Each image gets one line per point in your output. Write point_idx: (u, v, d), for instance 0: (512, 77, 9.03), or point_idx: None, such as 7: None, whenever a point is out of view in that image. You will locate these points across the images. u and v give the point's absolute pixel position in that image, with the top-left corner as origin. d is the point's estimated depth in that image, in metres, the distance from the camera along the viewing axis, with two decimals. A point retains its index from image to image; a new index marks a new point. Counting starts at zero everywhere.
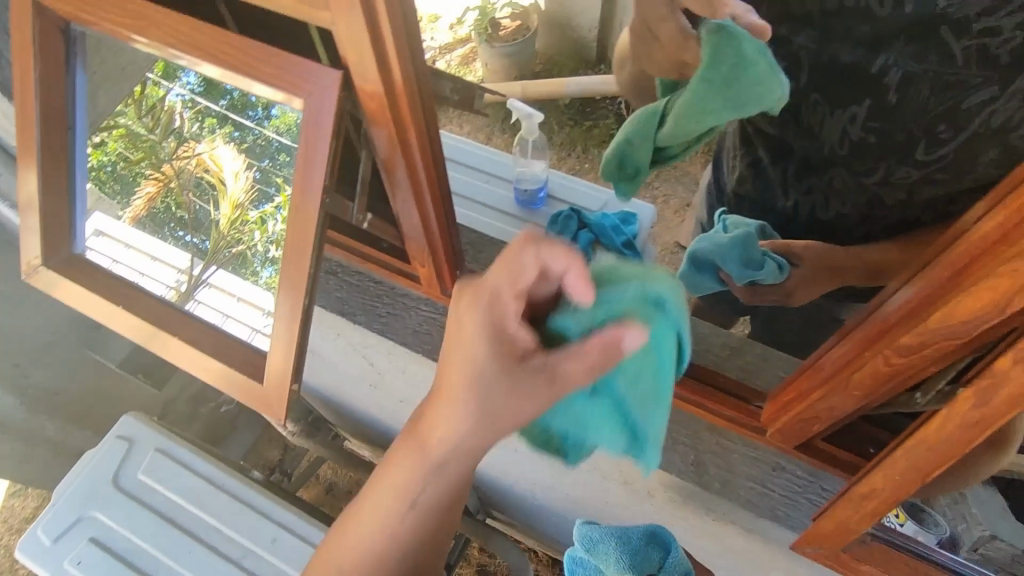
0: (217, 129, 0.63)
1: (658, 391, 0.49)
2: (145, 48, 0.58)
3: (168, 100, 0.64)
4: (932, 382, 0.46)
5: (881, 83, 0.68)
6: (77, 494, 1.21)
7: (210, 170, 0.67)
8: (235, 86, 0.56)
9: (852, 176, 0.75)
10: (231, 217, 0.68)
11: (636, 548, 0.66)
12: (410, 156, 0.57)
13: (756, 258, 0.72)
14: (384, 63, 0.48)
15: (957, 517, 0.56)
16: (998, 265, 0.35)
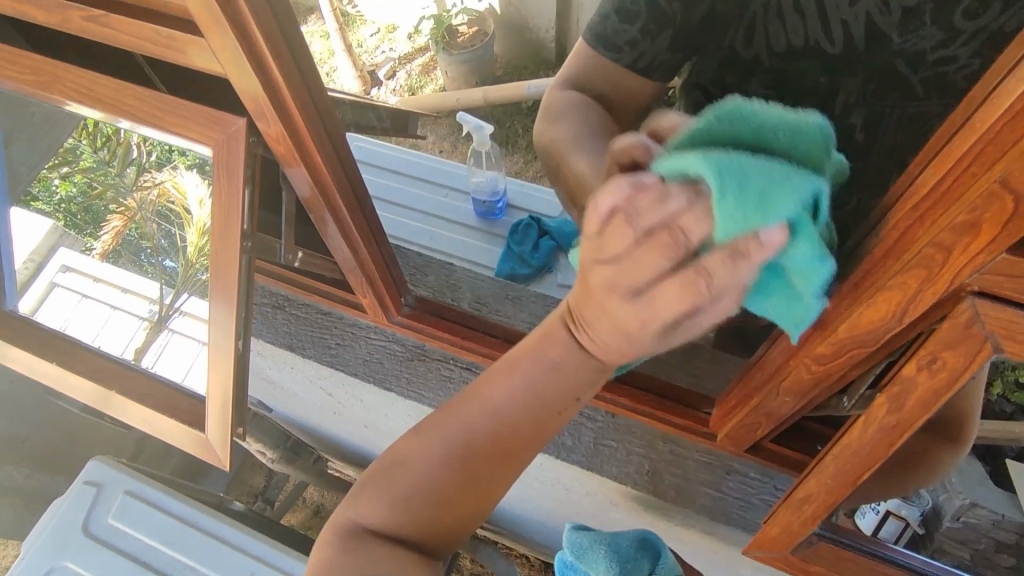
0: (176, 156, 0.56)
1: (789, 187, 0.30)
2: (75, 109, 0.57)
3: (122, 134, 0.58)
4: (856, 386, 0.47)
5: (847, 125, 0.67)
6: (47, 545, 1.19)
7: (174, 198, 0.61)
8: (149, 134, 0.55)
9: None
10: (198, 244, 0.60)
11: (625, 554, 0.71)
12: (330, 196, 0.57)
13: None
14: (284, 109, 0.48)
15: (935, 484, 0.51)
16: (890, 277, 0.35)
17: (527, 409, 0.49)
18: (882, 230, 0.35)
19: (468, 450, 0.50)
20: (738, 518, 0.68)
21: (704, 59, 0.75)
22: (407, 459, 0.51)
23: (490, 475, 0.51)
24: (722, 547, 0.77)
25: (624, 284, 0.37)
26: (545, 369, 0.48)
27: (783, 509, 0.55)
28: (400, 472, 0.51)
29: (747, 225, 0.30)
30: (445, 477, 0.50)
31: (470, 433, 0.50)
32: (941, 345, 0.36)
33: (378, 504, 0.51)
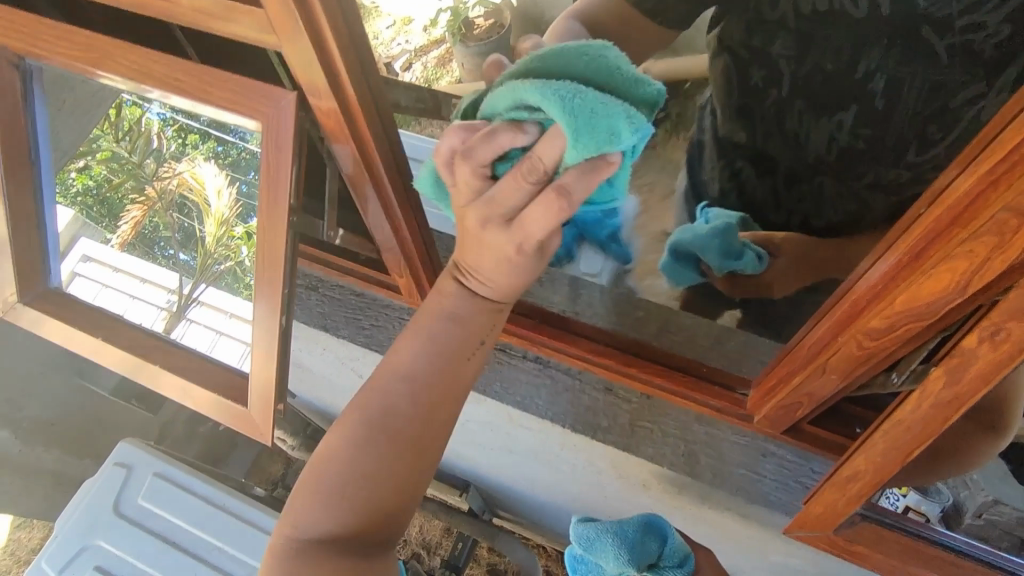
0: (199, 145, 0.61)
1: (612, 122, 0.37)
2: (110, 82, 0.58)
3: (147, 119, 0.61)
4: (907, 362, 0.46)
5: (868, 89, 0.72)
6: (80, 524, 1.22)
7: (192, 188, 0.64)
8: (198, 112, 0.56)
9: (839, 181, 0.82)
10: (217, 234, 0.65)
11: (636, 541, 0.72)
12: (375, 171, 0.57)
13: (737, 248, 0.86)
14: (337, 84, 0.48)
15: (957, 483, 0.54)
16: (954, 247, 0.35)
17: (433, 364, 0.53)
18: (947, 198, 0.34)
19: (385, 420, 0.52)
20: (775, 499, 0.69)
21: (732, 17, 0.81)
22: (332, 455, 0.52)
23: (415, 442, 0.52)
24: (755, 528, 0.77)
25: (499, 213, 0.45)
26: (446, 320, 0.53)
27: (827, 488, 0.55)
28: (331, 467, 0.52)
29: (596, 146, 0.37)
30: (370, 454, 0.51)
31: (383, 405, 0.52)
32: (1009, 315, 0.36)
33: (322, 507, 0.52)
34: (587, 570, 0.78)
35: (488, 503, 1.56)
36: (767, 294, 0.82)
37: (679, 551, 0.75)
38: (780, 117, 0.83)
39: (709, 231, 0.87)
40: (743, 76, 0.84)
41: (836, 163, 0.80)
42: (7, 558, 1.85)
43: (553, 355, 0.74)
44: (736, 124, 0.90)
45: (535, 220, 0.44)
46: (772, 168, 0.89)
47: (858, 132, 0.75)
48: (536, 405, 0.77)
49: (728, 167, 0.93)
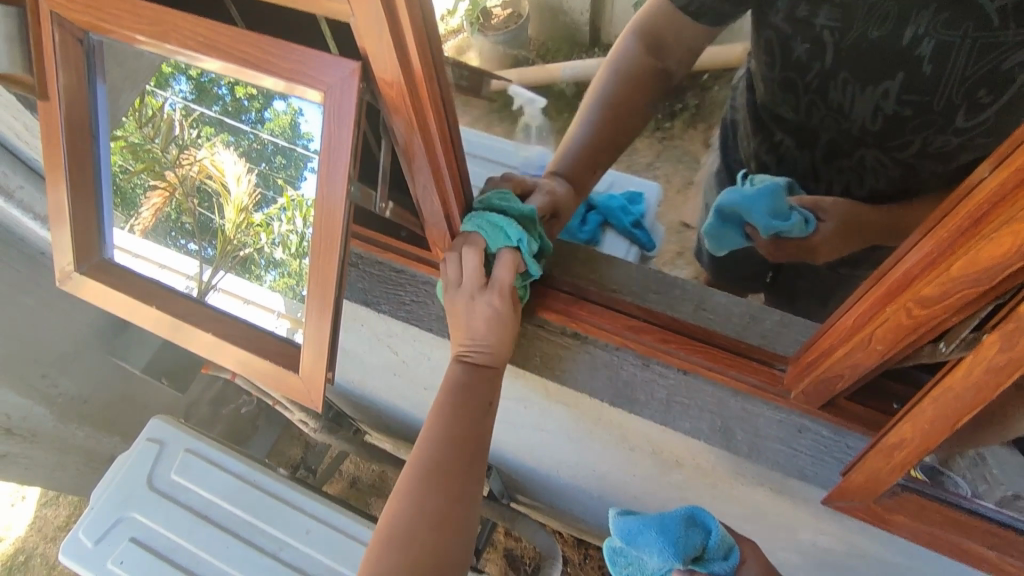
0: (214, 136, 0.67)
1: (501, 230, 0.67)
2: (151, 49, 0.60)
3: (167, 109, 0.67)
4: (954, 332, 0.47)
5: (914, 56, 0.73)
6: (114, 498, 1.24)
7: (211, 175, 0.71)
8: (236, 77, 0.58)
9: (882, 151, 0.85)
10: (236, 221, 0.71)
11: (681, 534, 0.74)
12: (430, 140, 0.59)
13: (785, 210, 0.90)
14: (403, 54, 0.50)
15: (977, 477, 0.56)
16: (1020, 210, 0.36)
17: (462, 426, 0.65)
18: (1018, 160, 0.35)
19: (433, 476, 0.62)
20: (812, 474, 0.70)
21: None
22: (400, 509, 0.61)
23: (461, 490, 0.62)
24: (786, 503, 0.78)
25: (477, 287, 0.65)
26: (457, 387, 0.67)
27: (869, 456, 0.56)
28: (399, 521, 0.61)
29: (501, 242, 0.67)
30: (429, 504, 0.61)
31: (431, 461, 0.63)
32: None
33: (396, 560, 0.59)
34: (627, 563, 0.77)
35: (507, 488, 1.59)
36: (811, 258, 0.94)
37: (721, 547, 0.77)
38: (825, 88, 0.84)
39: (757, 193, 0.91)
40: (785, 49, 0.85)
41: (881, 131, 0.82)
42: (35, 535, 1.90)
43: (596, 332, 0.74)
44: (776, 95, 0.91)
45: (501, 282, 0.66)
46: (813, 140, 0.92)
47: (905, 99, 0.77)
48: (577, 379, 0.77)
49: (769, 140, 0.98)
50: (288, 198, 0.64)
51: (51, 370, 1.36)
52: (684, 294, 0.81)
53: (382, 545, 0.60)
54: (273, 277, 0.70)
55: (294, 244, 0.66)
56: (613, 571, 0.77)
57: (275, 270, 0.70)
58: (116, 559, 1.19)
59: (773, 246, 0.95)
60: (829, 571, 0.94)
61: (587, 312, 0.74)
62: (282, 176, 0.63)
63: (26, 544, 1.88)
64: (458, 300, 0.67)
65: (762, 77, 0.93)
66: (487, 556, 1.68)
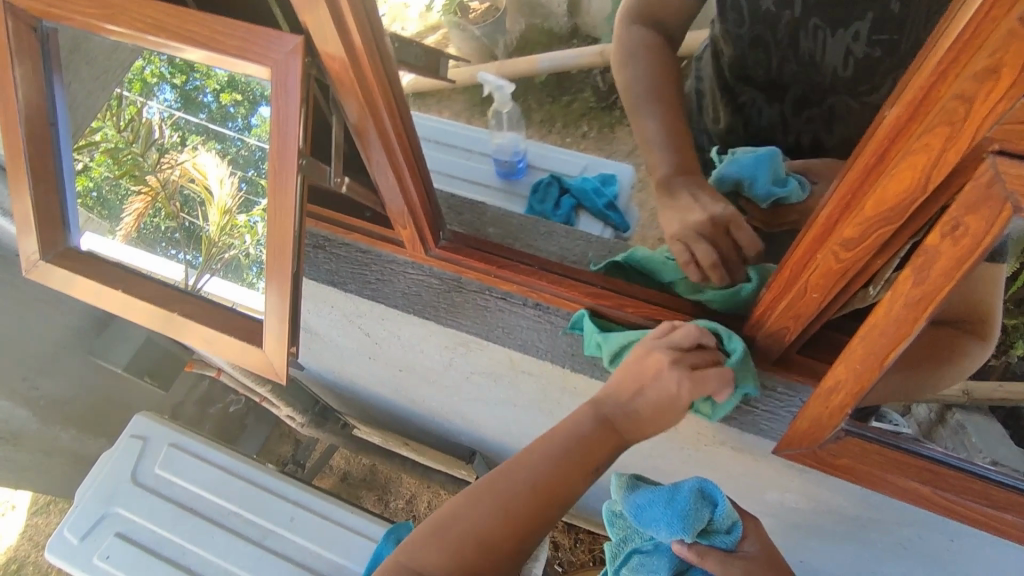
0: (200, 143, 0.69)
1: (732, 341, 0.65)
2: (117, 37, 0.61)
3: (146, 117, 0.70)
4: (881, 273, 0.49)
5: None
6: (99, 494, 1.25)
7: (194, 179, 0.72)
8: (218, 69, 0.60)
9: (854, 98, 0.86)
10: (220, 224, 0.72)
11: (691, 513, 0.67)
12: (379, 120, 0.61)
13: (783, 175, 0.84)
14: (343, 28, 0.52)
15: (958, 445, 0.58)
16: (913, 142, 0.38)
17: (557, 478, 0.64)
18: (909, 92, 0.37)
19: (508, 504, 0.62)
20: (767, 428, 0.71)
21: None
22: (458, 514, 0.62)
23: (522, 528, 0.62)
24: (750, 461, 0.81)
25: (689, 360, 0.63)
26: (582, 429, 0.67)
27: (812, 402, 0.61)
28: (451, 527, 0.62)
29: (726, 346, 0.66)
30: (488, 529, 0.61)
31: (509, 492, 0.63)
32: (965, 209, 0.39)
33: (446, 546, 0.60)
34: (625, 525, 0.76)
35: None
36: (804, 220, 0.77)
37: (726, 517, 0.72)
38: (797, 36, 0.86)
39: (753, 163, 0.86)
40: (753, 3, 0.88)
41: (853, 76, 0.84)
42: (27, 543, 1.90)
43: (554, 300, 0.76)
44: (746, 51, 0.94)
45: (708, 376, 0.62)
46: (783, 94, 0.95)
47: (876, 39, 0.79)
48: (538, 349, 0.80)
49: (734, 102, 1.01)
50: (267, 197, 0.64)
51: (32, 372, 1.36)
52: None
53: (437, 525, 0.62)
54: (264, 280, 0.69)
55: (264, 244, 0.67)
56: (609, 530, 0.77)
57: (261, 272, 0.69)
58: (101, 553, 1.20)
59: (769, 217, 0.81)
60: (801, 533, 0.96)
61: (574, 292, 0.74)
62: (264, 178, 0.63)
63: (18, 553, 1.88)
64: (659, 354, 0.63)
65: (730, 38, 0.95)
66: None
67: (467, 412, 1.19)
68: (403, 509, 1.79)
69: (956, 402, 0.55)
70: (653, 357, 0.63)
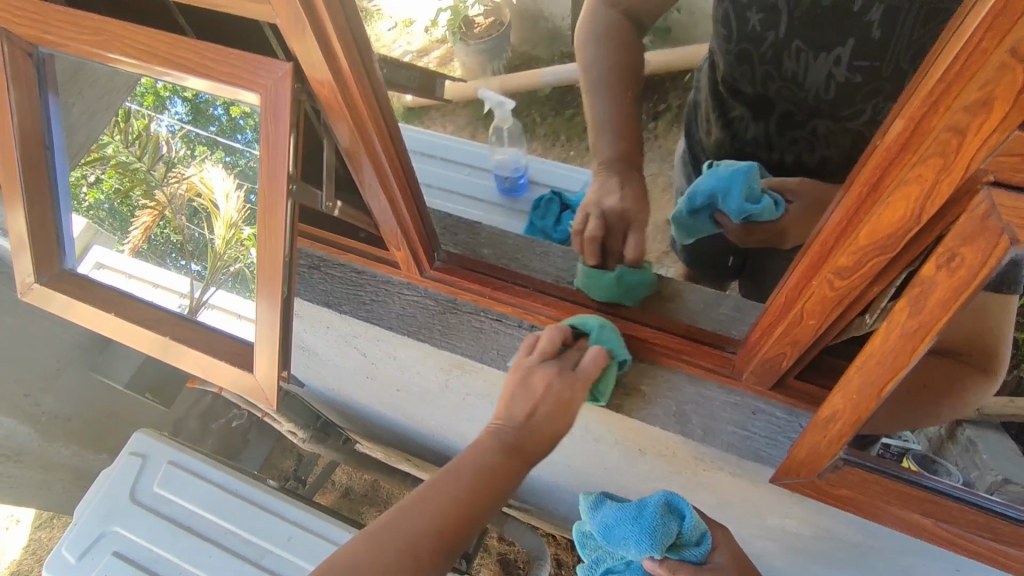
0: (207, 154, 0.69)
1: (587, 322, 0.71)
2: (116, 64, 0.61)
3: (155, 129, 0.70)
4: (877, 301, 0.48)
5: (864, 20, 0.75)
6: (97, 512, 1.25)
7: (202, 193, 0.72)
8: (231, 97, 0.58)
9: (833, 122, 0.84)
10: (225, 237, 0.71)
11: (659, 526, 0.68)
12: (371, 144, 0.61)
13: (756, 193, 0.89)
14: (329, 54, 0.52)
15: (968, 465, 0.56)
16: (906, 173, 0.37)
17: (467, 503, 0.59)
18: (900, 122, 0.37)
19: (415, 538, 0.56)
20: (767, 456, 0.67)
21: None
22: (355, 554, 0.53)
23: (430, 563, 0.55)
24: (751, 487, 0.79)
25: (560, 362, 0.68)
26: (484, 455, 0.63)
27: (810, 431, 0.59)
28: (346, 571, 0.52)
29: (587, 329, 0.71)
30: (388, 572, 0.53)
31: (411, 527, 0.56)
32: (959, 241, 0.38)
33: None
34: (597, 546, 0.77)
35: None
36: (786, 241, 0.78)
37: (695, 529, 0.72)
38: (781, 55, 0.86)
39: (730, 177, 0.91)
40: (740, 20, 0.87)
41: (833, 99, 0.83)
42: (30, 558, 1.89)
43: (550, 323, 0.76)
44: (733, 66, 0.94)
45: (586, 368, 0.67)
46: (769, 111, 0.94)
47: (856, 65, 0.77)
48: None
49: (724, 115, 1.01)
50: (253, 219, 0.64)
51: (32, 389, 1.36)
52: None
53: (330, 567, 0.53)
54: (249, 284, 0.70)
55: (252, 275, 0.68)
56: (581, 552, 0.77)
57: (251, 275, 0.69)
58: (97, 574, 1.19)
59: (743, 231, 0.93)
60: (805, 558, 0.94)
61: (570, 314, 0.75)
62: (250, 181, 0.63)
63: (21, 567, 1.87)
64: (536, 367, 0.68)
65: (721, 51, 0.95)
66: (481, 562, 1.67)
67: (466, 432, 1.17)
68: None
69: (967, 418, 0.55)
70: (532, 369, 0.68)
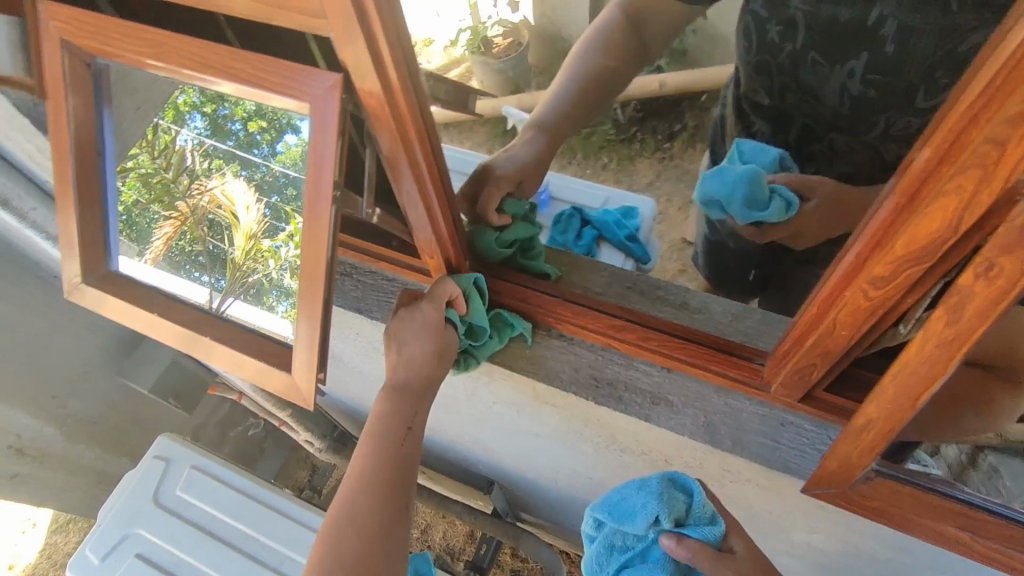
0: (225, 167, 0.71)
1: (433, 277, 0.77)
2: (158, 72, 0.64)
3: (179, 143, 0.72)
4: (912, 311, 0.49)
5: (880, 34, 0.75)
6: (121, 514, 1.26)
7: (221, 205, 0.73)
8: (248, 99, 0.62)
9: (851, 137, 0.88)
10: (245, 249, 0.74)
11: (663, 494, 0.70)
12: (412, 153, 0.63)
13: (763, 200, 0.85)
14: (380, 66, 0.54)
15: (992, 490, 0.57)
16: (945, 183, 0.38)
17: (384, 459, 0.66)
18: (939, 134, 0.38)
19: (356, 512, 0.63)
20: (795, 467, 0.69)
21: None
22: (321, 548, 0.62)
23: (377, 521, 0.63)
24: (776, 501, 0.80)
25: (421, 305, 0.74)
26: (385, 417, 0.69)
27: (841, 441, 0.59)
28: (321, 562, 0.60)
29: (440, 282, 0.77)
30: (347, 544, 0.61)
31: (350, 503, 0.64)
32: (999, 250, 0.39)
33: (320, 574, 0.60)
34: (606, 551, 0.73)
35: (511, 506, 1.62)
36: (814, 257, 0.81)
37: (704, 509, 0.71)
38: (797, 67, 0.86)
39: (738, 177, 0.85)
40: (762, 33, 0.88)
41: (849, 111, 0.85)
42: (45, 562, 1.91)
43: (582, 332, 0.78)
44: (752, 76, 0.95)
45: (445, 293, 0.74)
46: (789, 122, 0.96)
47: (870, 80, 0.79)
48: (562, 380, 0.78)
49: (746, 130, 1.03)
50: (296, 227, 0.66)
51: (61, 391, 1.38)
52: (669, 295, 0.85)
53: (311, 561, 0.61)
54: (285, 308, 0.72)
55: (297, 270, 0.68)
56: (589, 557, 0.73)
57: (286, 300, 0.71)
58: None
59: (756, 230, 0.91)
60: None
61: (600, 324, 0.76)
62: (291, 206, 0.65)
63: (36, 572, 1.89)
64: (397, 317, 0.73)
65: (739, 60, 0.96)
66: None
67: (487, 443, 1.18)
68: (419, 539, 1.77)
69: (988, 442, 0.56)
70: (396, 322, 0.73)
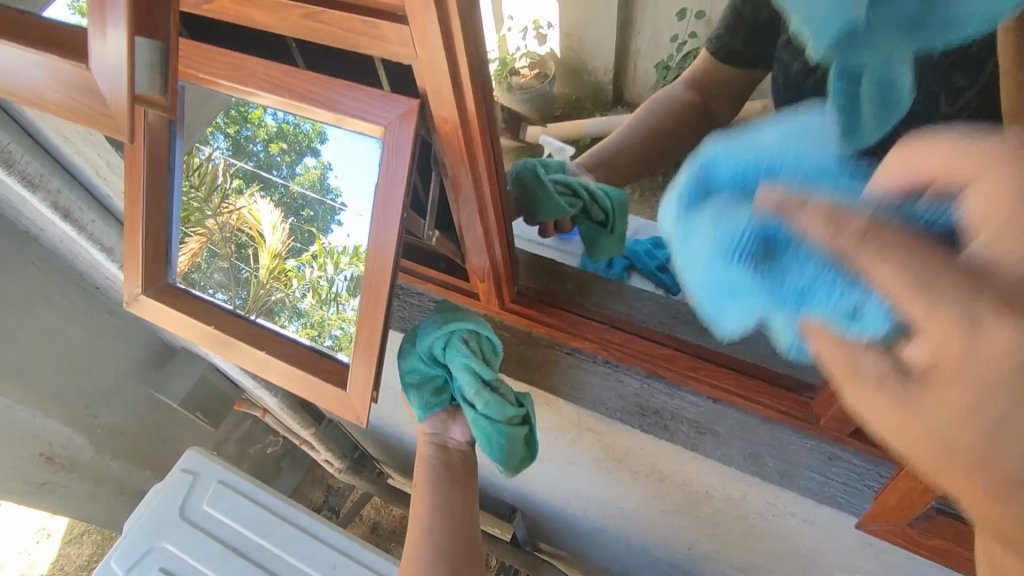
0: (247, 188, 0.74)
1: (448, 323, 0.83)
2: (234, 95, 0.66)
3: (207, 164, 0.74)
4: None
5: None
6: (148, 526, 1.26)
7: (247, 224, 0.76)
8: (271, 120, 0.67)
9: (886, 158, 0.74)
10: (269, 267, 0.77)
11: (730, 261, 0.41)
12: (478, 178, 0.65)
13: None
14: (460, 94, 0.57)
15: None
16: None
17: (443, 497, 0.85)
18: None
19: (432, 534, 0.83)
20: (845, 503, 0.71)
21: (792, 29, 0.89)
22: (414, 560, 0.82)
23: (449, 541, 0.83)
24: (819, 535, 0.79)
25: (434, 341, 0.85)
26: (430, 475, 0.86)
27: (903, 476, 0.60)
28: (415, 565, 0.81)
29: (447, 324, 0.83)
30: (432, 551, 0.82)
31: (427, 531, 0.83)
32: None
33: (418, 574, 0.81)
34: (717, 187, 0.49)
35: (530, 535, 1.61)
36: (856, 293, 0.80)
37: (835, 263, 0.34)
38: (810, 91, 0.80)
39: None
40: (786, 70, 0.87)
41: None
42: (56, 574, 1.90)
43: (625, 359, 0.78)
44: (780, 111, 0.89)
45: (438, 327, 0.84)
46: None
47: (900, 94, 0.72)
48: (606, 406, 0.81)
49: None
50: (361, 254, 0.68)
51: (93, 402, 1.38)
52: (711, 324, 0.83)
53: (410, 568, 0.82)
54: (296, 326, 0.78)
55: (322, 290, 0.74)
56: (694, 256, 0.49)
57: (298, 319, 0.77)
58: None
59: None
60: None
61: (643, 351, 0.77)
62: (311, 226, 0.71)
63: None
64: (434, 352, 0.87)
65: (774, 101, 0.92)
66: None
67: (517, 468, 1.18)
68: None
69: None
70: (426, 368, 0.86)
